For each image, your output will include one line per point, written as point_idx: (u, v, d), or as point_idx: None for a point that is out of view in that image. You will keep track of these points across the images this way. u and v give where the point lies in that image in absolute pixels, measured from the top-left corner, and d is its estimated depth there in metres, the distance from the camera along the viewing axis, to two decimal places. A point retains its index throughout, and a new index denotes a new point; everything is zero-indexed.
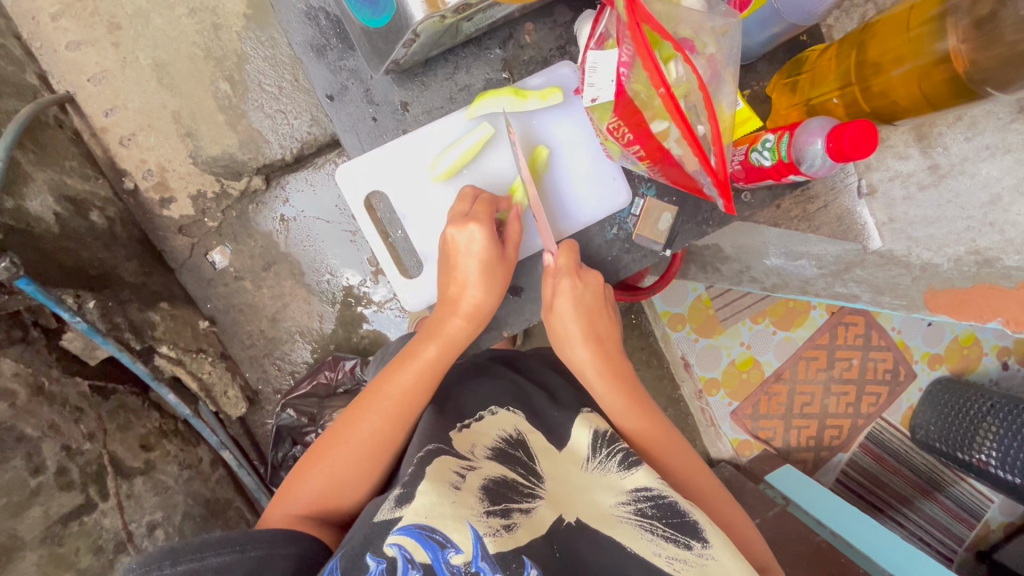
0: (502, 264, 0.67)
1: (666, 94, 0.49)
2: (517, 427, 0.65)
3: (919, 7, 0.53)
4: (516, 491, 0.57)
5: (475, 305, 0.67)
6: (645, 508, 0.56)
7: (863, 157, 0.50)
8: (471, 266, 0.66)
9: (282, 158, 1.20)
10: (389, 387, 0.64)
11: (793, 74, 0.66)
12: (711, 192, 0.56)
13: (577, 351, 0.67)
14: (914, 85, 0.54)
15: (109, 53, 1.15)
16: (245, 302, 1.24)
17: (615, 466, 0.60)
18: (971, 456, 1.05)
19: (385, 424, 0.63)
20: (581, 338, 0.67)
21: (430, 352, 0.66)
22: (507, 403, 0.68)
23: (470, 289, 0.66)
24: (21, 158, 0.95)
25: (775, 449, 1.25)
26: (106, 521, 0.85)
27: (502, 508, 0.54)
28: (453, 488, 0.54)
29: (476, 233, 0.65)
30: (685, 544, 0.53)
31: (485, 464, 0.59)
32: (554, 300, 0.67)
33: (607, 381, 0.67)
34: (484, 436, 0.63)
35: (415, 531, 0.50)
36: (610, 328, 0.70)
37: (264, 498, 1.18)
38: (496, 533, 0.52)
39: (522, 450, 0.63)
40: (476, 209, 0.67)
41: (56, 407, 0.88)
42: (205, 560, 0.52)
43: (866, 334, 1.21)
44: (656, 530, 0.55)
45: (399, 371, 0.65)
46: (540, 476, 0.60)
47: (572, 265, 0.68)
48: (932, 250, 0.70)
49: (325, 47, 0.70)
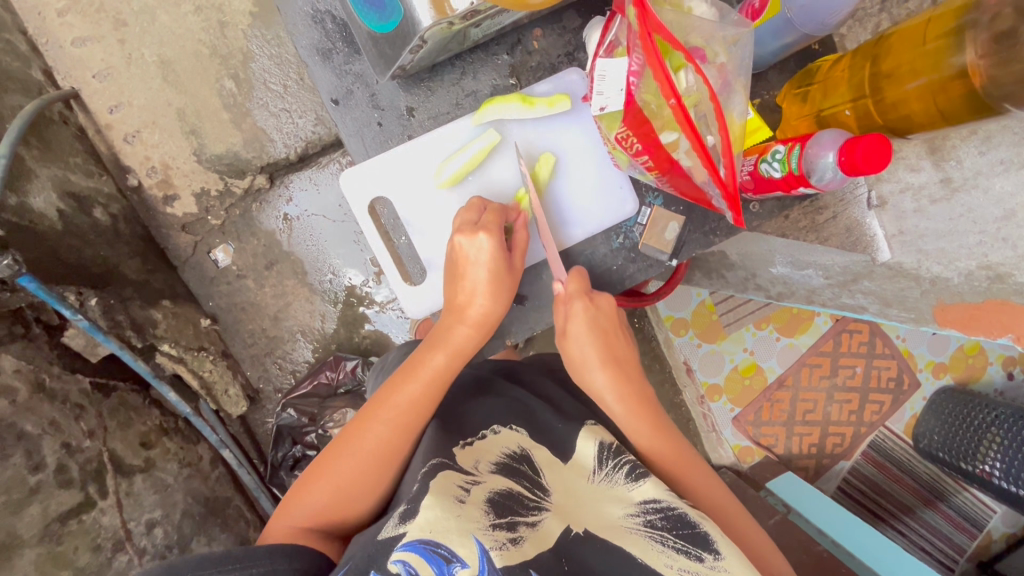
0: (510, 274, 0.67)
1: (676, 105, 0.48)
2: (521, 445, 0.64)
3: (937, 20, 0.52)
4: (521, 505, 0.56)
5: (483, 314, 0.66)
6: (654, 519, 0.56)
7: (875, 172, 0.49)
8: (480, 275, 0.65)
9: (286, 157, 1.20)
10: (395, 397, 0.64)
11: (804, 84, 0.66)
12: (720, 204, 0.55)
13: (596, 377, 0.66)
14: (929, 99, 0.53)
15: (115, 49, 1.14)
16: (248, 301, 1.24)
17: (622, 478, 0.60)
18: (975, 467, 1.04)
19: (390, 434, 0.63)
20: (598, 362, 0.66)
21: (437, 361, 0.65)
22: (508, 422, 0.67)
23: (478, 297, 0.66)
24: (25, 154, 0.95)
25: (777, 456, 1.24)
26: (105, 519, 0.84)
27: (509, 520, 0.53)
28: (458, 501, 0.53)
29: (485, 242, 0.64)
30: (697, 556, 0.53)
31: (490, 478, 0.58)
32: (568, 325, 0.66)
33: (629, 408, 0.65)
34: (488, 452, 0.62)
35: (420, 546, 0.50)
36: (628, 351, 0.69)
37: (264, 498, 1.17)
38: (502, 546, 0.50)
39: (526, 464, 0.62)
40: (485, 218, 0.66)
41: (57, 404, 0.88)
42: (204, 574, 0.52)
43: (871, 342, 1.20)
44: (666, 541, 0.54)
45: (406, 380, 0.64)
46: (545, 490, 0.59)
47: (583, 290, 0.67)
48: (942, 264, 0.69)
49: (331, 50, 0.69)
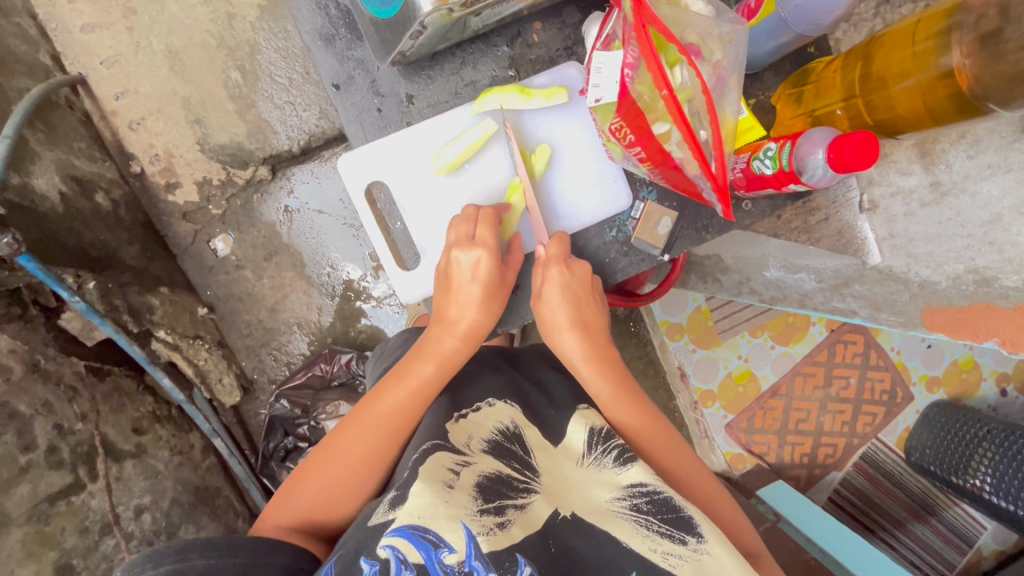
0: (503, 289, 0.68)
1: (669, 97, 0.49)
2: (514, 419, 0.66)
3: (927, 21, 0.53)
4: (510, 487, 0.57)
5: (471, 326, 0.67)
6: (640, 504, 0.56)
7: (862, 169, 0.50)
8: (471, 288, 0.66)
9: (289, 149, 1.21)
10: (383, 405, 0.65)
11: (799, 84, 0.67)
12: (710, 197, 0.56)
13: (565, 339, 0.68)
14: (917, 98, 0.54)
15: (123, 37, 1.15)
16: (245, 291, 1.24)
17: (610, 462, 0.60)
18: (965, 481, 1.04)
19: (378, 441, 0.64)
20: (568, 324, 0.68)
21: (425, 372, 0.66)
22: (505, 396, 0.69)
23: (469, 311, 0.66)
24: (30, 136, 0.96)
25: (768, 464, 1.24)
26: (94, 503, 0.85)
27: (496, 505, 0.54)
28: (446, 487, 0.54)
29: (481, 258, 0.65)
30: (680, 539, 0.53)
31: (481, 460, 0.59)
32: (542, 288, 0.68)
33: (594, 367, 0.68)
34: (482, 428, 0.63)
35: (408, 533, 0.50)
36: (598, 317, 0.70)
37: (253, 489, 1.17)
38: (489, 532, 0.51)
39: (516, 443, 0.62)
40: (482, 232, 0.66)
41: (51, 385, 0.88)
42: (189, 562, 0.53)
43: (865, 353, 1.20)
44: (651, 525, 0.55)
45: (392, 389, 0.66)
46: (535, 471, 0.60)
47: (561, 254, 0.68)
48: (931, 268, 0.70)
49: (335, 36, 0.71)
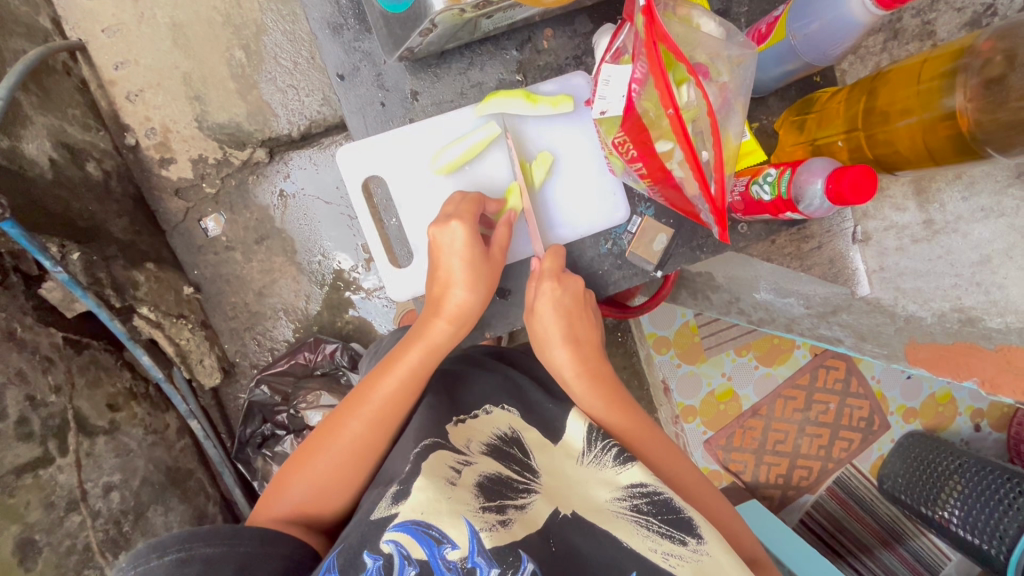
0: (489, 264, 0.67)
1: (674, 115, 0.48)
2: (512, 426, 0.67)
3: (932, 62, 0.54)
4: (511, 488, 0.57)
5: (458, 308, 0.66)
6: (641, 504, 0.57)
7: (860, 202, 0.51)
8: (455, 264, 0.66)
9: (288, 133, 1.19)
10: (371, 395, 0.65)
11: (802, 112, 0.69)
12: (707, 218, 0.56)
13: (557, 354, 0.69)
14: (918, 137, 0.55)
15: (127, 6, 1.14)
16: (233, 273, 1.23)
17: (610, 460, 0.61)
18: (934, 512, 1.05)
19: (367, 431, 0.64)
20: (560, 340, 0.68)
21: (413, 358, 0.66)
22: (502, 403, 0.70)
23: (455, 288, 0.66)
24: (24, 100, 0.94)
25: (744, 483, 1.24)
26: (61, 477, 0.83)
27: (498, 504, 0.55)
28: (450, 483, 0.55)
29: (457, 230, 0.65)
30: (680, 539, 0.54)
31: (481, 460, 0.60)
32: (535, 302, 0.68)
33: (585, 382, 0.68)
34: (480, 433, 0.65)
35: (411, 528, 0.51)
36: (590, 332, 0.71)
37: (227, 474, 1.15)
38: (492, 527, 0.52)
39: (516, 447, 0.64)
40: (461, 208, 0.66)
41: (26, 354, 0.86)
42: (193, 551, 0.53)
43: (846, 379, 1.21)
44: (651, 525, 0.56)
45: (382, 378, 0.66)
46: (535, 472, 0.61)
47: (556, 270, 0.69)
48: (917, 303, 0.71)
49: (342, 26, 0.71)
